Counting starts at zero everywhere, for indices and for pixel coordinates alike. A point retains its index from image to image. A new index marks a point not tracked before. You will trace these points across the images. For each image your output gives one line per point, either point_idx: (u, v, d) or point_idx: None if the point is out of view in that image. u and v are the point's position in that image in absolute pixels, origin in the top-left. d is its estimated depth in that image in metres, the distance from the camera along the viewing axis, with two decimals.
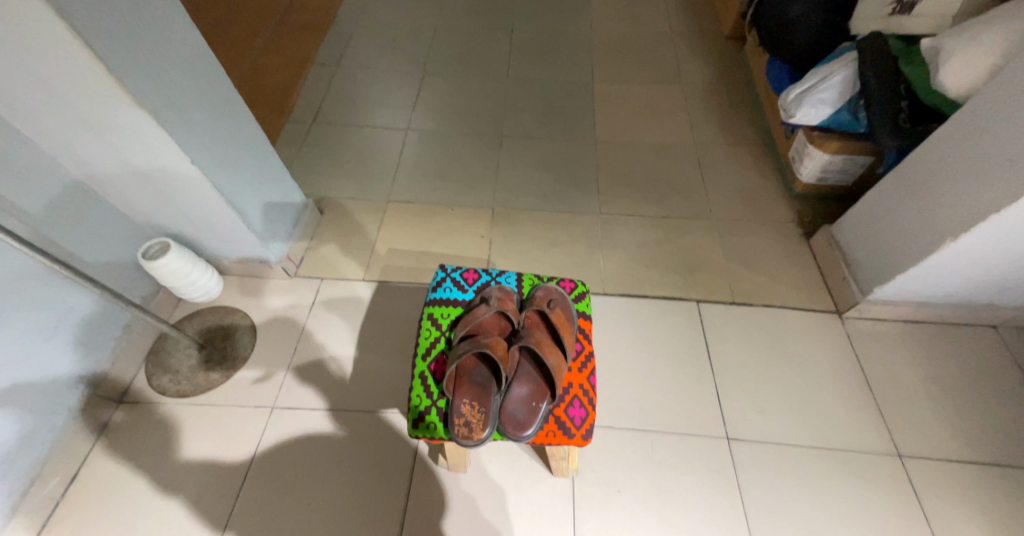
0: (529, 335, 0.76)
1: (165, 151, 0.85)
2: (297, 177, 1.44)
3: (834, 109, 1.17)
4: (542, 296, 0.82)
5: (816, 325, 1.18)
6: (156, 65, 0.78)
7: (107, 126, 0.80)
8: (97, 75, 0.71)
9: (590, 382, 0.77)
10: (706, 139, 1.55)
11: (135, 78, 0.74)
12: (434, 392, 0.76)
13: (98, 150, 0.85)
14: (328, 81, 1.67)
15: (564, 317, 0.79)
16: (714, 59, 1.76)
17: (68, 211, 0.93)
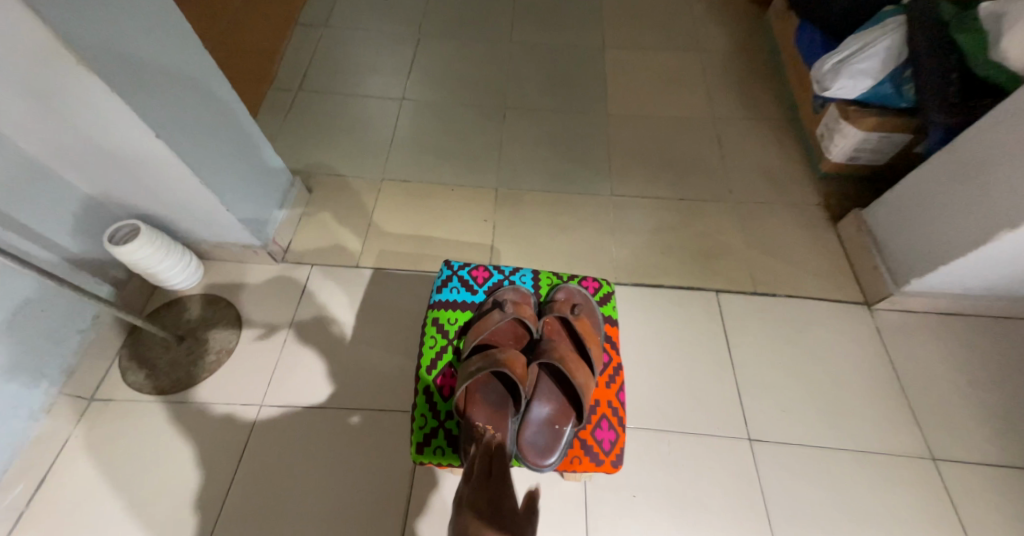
0: (551, 349, 0.75)
1: (125, 123, 0.74)
2: (285, 153, 1.32)
3: (874, 82, 1.06)
4: (563, 303, 0.81)
5: (843, 318, 1.10)
6: (109, 22, 0.66)
7: (53, 94, 0.69)
8: (34, 33, 0.59)
9: (618, 399, 0.77)
10: (725, 113, 1.43)
11: (83, 38, 0.63)
12: (440, 413, 0.76)
13: (46, 122, 0.74)
14: (315, 46, 1.54)
15: (587, 328, 0.78)
16: (734, 24, 1.63)
17: (18, 190, 0.83)
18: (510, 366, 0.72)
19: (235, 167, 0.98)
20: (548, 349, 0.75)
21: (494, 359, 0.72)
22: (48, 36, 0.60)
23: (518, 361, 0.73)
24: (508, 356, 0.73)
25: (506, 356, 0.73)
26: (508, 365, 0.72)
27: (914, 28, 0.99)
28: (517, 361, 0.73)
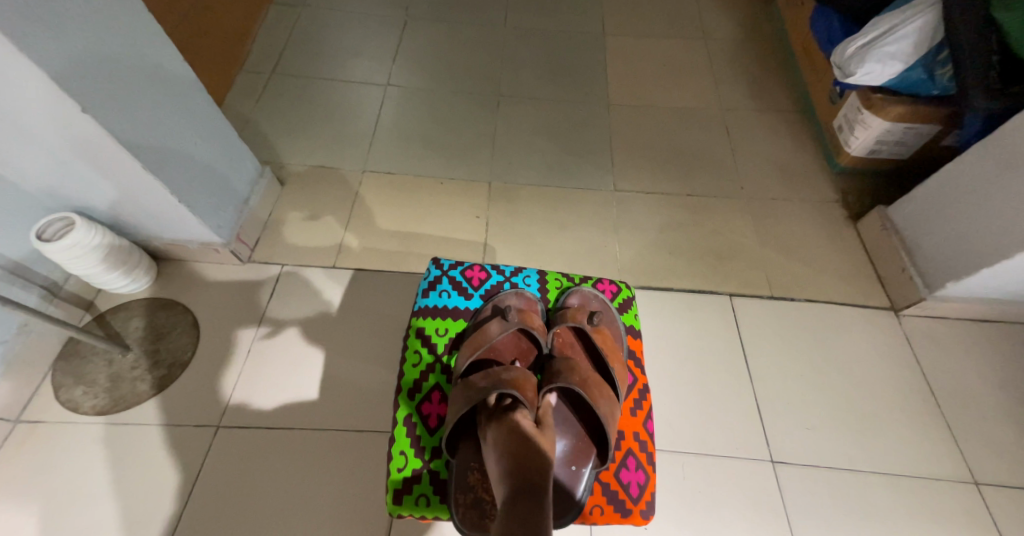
0: (570, 371, 0.67)
1: (43, 99, 0.61)
2: (254, 141, 1.20)
3: (906, 65, 0.93)
4: (577, 313, 0.73)
5: (868, 325, 1.01)
6: None
7: None
8: None
9: (646, 429, 0.69)
10: (734, 103, 1.34)
11: None
12: (425, 453, 0.66)
13: None
14: (291, 27, 1.41)
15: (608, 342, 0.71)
16: (741, 12, 1.54)
17: None
18: (521, 390, 0.63)
19: (192, 155, 0.84)
20: (567, 371, 0.67)
21: (500, 384, 0.63)
22: None
23: (530, 385, 0.65)
24: (520, 379, 0.64)
25: (517, 380, 0.64)
26: (518, 391, 0.62)
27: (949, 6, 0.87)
28: (529, 385, 0.65)
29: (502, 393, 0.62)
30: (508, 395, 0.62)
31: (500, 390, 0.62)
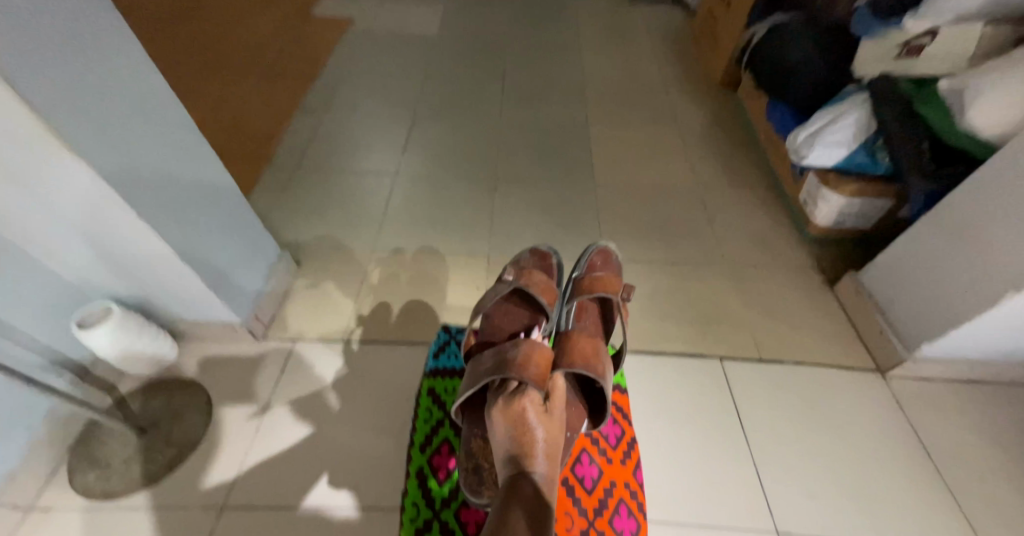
0: (583, 349, 0.77)
1: (107, 206, 0.72)
2: (274, 227, 1.31)
3: (851, 151, 1.05)
4: (593, 279, 0.87)
5: (855, 386, 1.05)
6: (94, 97, 0.65)
7: (37, 181, 0.67)
8: (26, 123, 0.59)
9: (633, 478, 0.82)
10: (709, 180, 1.48)
11: (72, 118, 0.62)
12: (436, 502, 0.76)
13: (27, 208, 0.72)
14: (313, 127, 1.59)
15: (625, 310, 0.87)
16: (710, 103, 1.72)
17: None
18: (535, 370, 0.70)
19: (218, 243, 0.93)
20: (581, 347, 0.77)
21: (516, 362, 0.70)
22: (30, 116, 0.59)
23: (546, 361, 0.72)
24: (536, 360, 0.71)
25: (534, 360, 0.71)
26: (533, 370, 0.70)
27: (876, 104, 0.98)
28: (545, 361, 0.72)
29: (517, 375, 0.69)
30: (523, 375, 0.69)
31: (516, 369, 0.70)
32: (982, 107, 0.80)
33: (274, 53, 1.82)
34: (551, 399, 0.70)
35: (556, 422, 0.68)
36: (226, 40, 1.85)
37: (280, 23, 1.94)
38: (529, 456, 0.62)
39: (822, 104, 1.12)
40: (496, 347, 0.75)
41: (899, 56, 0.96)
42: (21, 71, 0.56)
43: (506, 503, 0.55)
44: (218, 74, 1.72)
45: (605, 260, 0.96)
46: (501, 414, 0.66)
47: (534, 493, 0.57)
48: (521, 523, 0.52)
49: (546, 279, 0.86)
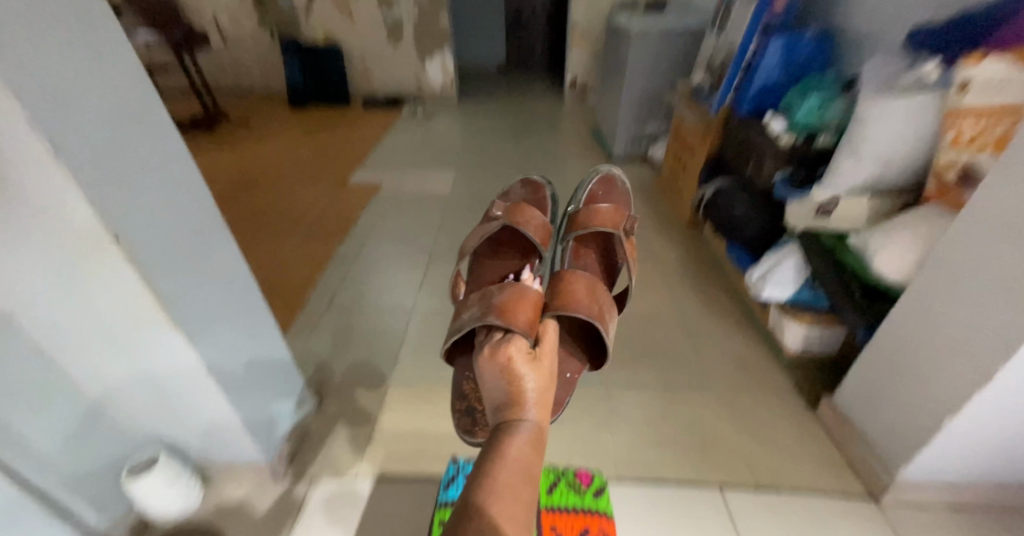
0: (574, 293, 0.88)
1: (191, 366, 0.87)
2: (304, 366, 1.46)
3: (796, 287, 1.23)
4: (583, 217, 1.08)
5: (849, 513, 1.10)
6: (196, 278, 0.80)
7: (148, 346, 0.83)
8: (147, 304, 0.75)
9: None
10: (690, 309, 1.64)
11: (181, 297, 0.77)
12: None
13: (128, 370, 0.88)
14: (343, 274, 1.81)
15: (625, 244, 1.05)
16: (685, 240, 1.97)
17: (81, 431, 0.91)
18: (524, 320, 0.79)
19: (261, 394, 1.07)
20: (573, 287, 0.89)
21: (504, 312, 0.79)
22: (148, 294, 0.73)
23: (532, 312, 0.81)
24: (523, 310, 0.80)
25: (520, 311, 0.79)
26: (521, 321, 0.78)
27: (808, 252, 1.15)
28: (533, 307, 0.82)
29: (506, 325, 0.77)
30: (511, 327, 0.77)
31: (505, 320, 0.78)
32: (881, 260, 0.97)
33: (311, 213, 2.14)
34: (540, 338, 0.79)
35: (544, 351, 0.77)
36: (286, 209, 2.16)
37: (327, 196, 2.24)
38: (522, 392, 0.70)
39: (768, 248, 1.32)
40: (488, 291, 0.84)
41: (818, 215, 1.12)
42: (154, 262, 0.71)
43: (503, 439, 0.66)
44: (266, 233, 2.01)
45: (606, 186, 1.23)
46: (492, 364, 0.73)
47: (528, 430, 0.68)
48: (517, 461, 0.64)
49: (538, 217, 1.07)
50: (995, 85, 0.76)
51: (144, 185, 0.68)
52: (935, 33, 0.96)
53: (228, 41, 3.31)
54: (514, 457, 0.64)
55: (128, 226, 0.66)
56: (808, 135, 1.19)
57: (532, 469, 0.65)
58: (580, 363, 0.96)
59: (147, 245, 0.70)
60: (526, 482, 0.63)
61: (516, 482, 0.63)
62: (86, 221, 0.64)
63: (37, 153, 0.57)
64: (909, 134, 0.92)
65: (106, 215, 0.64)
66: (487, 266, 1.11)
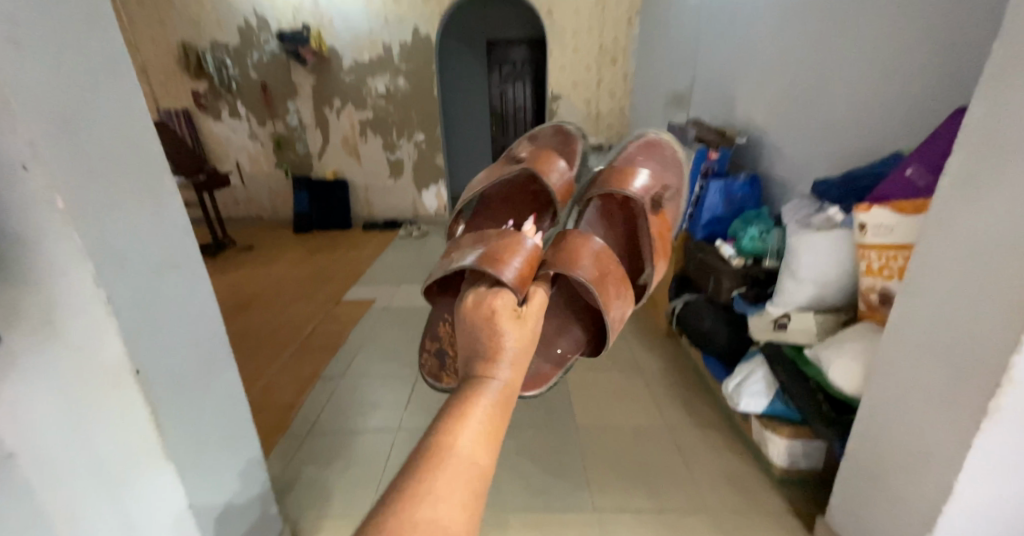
0: (582, 258, 0.70)
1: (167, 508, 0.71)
2: (282, 494, 1.39)
3: (769, 399, 1.24)
4: (613, 174, 0.87)
5: None
6: (200, 405, 0.75)
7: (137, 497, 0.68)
8: (144, 438, 0.66)
9: None
10: (677, 423, 1.63)
11: (179, 430, 0.70)
12: None
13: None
14: (330, 392, 1.81)
15: (657, 220, 0.85)
16: (665, 352, 2.01)
17: None
18: (518, 275, 0.62)
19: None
20: (581, 249, 0.71)
21: (496, 260, 0.63)
22: (154, 436, 0.67)
23: (528, 269, 0.64)
24: (520, 264, 0.63)
25: (516, 264, 0.63)
26: (513, 274, 0.62)
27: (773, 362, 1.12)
28: (530, 263, 0.65)
29: (497, 273, 0.61)
30: (502, 275, 0.61)
31: (497, 268, 0.62)
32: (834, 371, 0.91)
33: (307, 332, 2.20)
34: (538, 301, 0.63)
35: (536, 318, 0.61)
36: (281, 323, 2.26)
37: (315, 311, 2.36)
38: (496, 360, 0.55)
39: (741, 361, 1.36)
40: (489, 237, 0.68)
41: (777, 327, 1.16)
42: (161, 387, 0.67)
43: (466, 403, 0.50)
44: (260, 353, 2.05)
45: (650, 150, 0.96)
46: (469, 322, 0.58)
47: (497, 403, 0.52)
48: (476, 433, 0.47)
49: (559, 170, 0.91)
50: (883, 228, 0.84)
51: (167, 322, 0.67)
52: (835, 183, 1.13)
53: (245, 180, 3.65)
54: (474, 427, 0.48)
55: (150, 356, 0.65)
56: (755, 258, 1.36)
57: (491, 451, 0.48)
58: (574, 346, 0.81)
59: (162, 376, 0.67)
60: (483, 465, 0.47)
61: (470, 459, 0.46)
62: (114, 358, 0.61)
63: (91, 297, 0.58)
64: (832, 264, 1.04)
65: (134, 351, 0.62)
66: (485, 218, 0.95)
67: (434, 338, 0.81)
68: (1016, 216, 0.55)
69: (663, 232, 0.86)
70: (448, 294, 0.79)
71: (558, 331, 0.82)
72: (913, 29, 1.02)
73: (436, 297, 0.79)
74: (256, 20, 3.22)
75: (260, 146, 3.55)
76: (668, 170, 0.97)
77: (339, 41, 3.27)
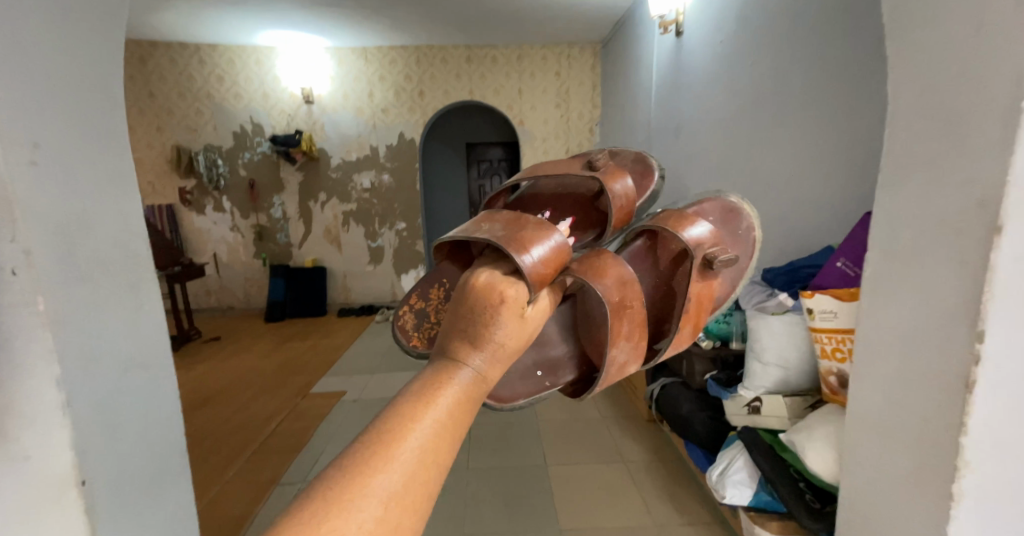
0: (603, 273, 0.49)
1: None
2: None
3: (754, 488, 1.08)
4: (674, 212, 0.64)
5: None
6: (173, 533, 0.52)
7: None
8: None
9: None
10: (666, 519, 1.40)
11: None
12: None
13: None
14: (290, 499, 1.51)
15: (707, 282, 0.59)
16: (646, 438, 1.82)
17: None
18: (541, 263, 0.41)
19: None
20: (606, 266, 0.50)
21: (519, 237, 0.42)
22: None
23: (558, 261, 0.43)
24: (548, 250, 0.42)
25: (541, 248, 0.42)
26: (534, 262, 0.41)
27: (750, 448, 1.10)
28: (563, 255, 0.44)
29: (515, 255, 0.40)
30: (522, 258, 0.40)
31: (516, 245, 0.41)
32: (808, 454, 0.89)
33: (269, 430, 1.93)
34: (550, 300, 0.43)
35: (544, 321, 0.42)
36: (240, 423, 2.00)
37: (282, 406, 2.13)
38: (470, 357, 0.37)
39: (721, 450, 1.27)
40: (524, 214, 0.46)
41: (751, 410, 1.15)
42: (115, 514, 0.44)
43: (407, 413, 0.32)
44: (214, 455, 1.77)
45: (726, 219, 0.70)
46: (456, 293, 0.39)
47: (455, 424, 0.33)
48: (405, 470, 0.30)
49: (632, 188, 0.66)
50: (829, 314, 0.90)
51: (151, 429, 0.49)
52: (779, 272, 1.23)
53: (221, 271, 3.65)
54: (406, 459, 0.30)
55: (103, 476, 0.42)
56: (723, 340, 1.42)
57: (422, 502, 0.31)
58: (559, 377, 0.55)
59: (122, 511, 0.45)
60: (398, 521, 0.29)
61: (379, 509, 0.29)
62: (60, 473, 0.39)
63: (47, 412, 0.38)
64: (794, 350, 1.10)
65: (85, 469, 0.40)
66: (511, 206, 0.70)
67: (422, 297, 0.57)
68: (927, 226, 0.44)
69: (705, 299, 0.59)
70: (459, 258, 0.52)
71: (548, 347, 0.57)
72: (835, 130, 1.15)
73: (438, 257, 0.54)
74: (251, 125, 3.44)
75: (240, 237, 3.60)
76: (748, 246, 0.68)
77: (328, 143, 3.50)
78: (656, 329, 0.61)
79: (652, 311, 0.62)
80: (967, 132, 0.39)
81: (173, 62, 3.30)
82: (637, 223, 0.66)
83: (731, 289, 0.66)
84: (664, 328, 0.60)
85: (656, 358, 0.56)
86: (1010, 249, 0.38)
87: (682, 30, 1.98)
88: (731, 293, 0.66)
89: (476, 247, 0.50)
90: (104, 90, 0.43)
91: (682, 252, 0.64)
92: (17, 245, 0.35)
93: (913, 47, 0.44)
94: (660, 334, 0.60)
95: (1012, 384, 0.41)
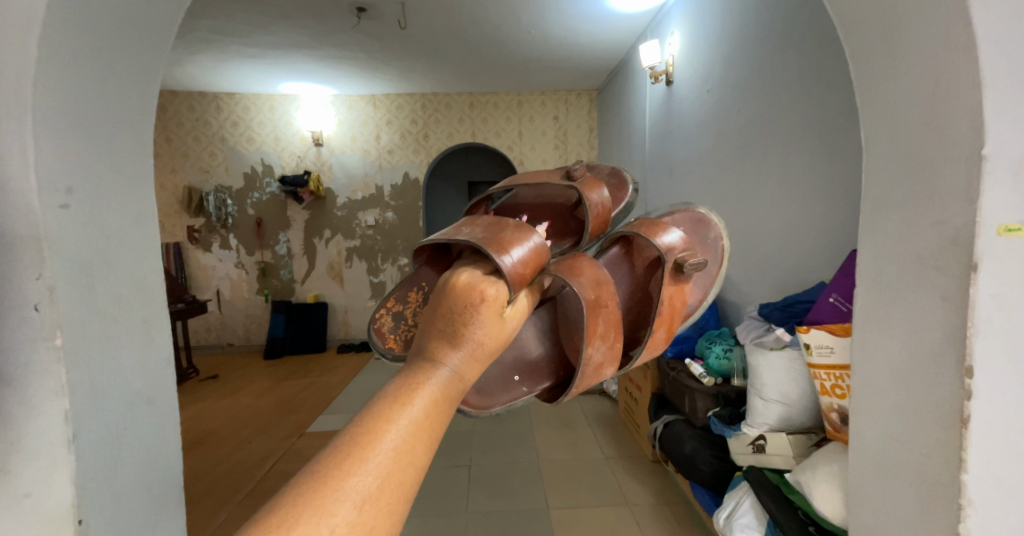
0: (579, 272, 0.51)
1: None
2: None
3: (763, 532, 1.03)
4: (648, 220, 0.65)
5: None
6: None
7: None
8: None
9: None
10: None
11: None
12: None
13: None
14: None
15: (683, 288, 0.61)
16: (652, 480, 1.76)
17: None
18: (520, 263, 0.43)
19: None
20: (582, 267, 0.51)
21: (500, 238, 0.44)
22: None
23: (539, 260, 0.45)
24: (527, 251, 0.44)
25: (521, 249, 0.44)
26: (514, 262, 0.42)
27: (756, 490, 1.06)
28: (542, 255, 0.46)
29: (495, 254, 0.42)
30: (501, 258, 0.42)
31: (496, 246, 0.43)
32: (818, 494, 0.87)
33: (264, 471, 1.90)
34: (528, 302, 0.45)
35: (523, 322, 0.43)
36: (233, 464, 1.95)
37: (276, 447, 2.09)
38: (448, 357, 0.38)
39: (727, 492, 1.22)
40: (503, 218, 0.48)
41: (756, 450, 1.14)
42: None
43: (382, 415, 0.33)
44: (206, 497, 1.73)
45: (695, 228, 0.72)
46: (436, 294, 0.40)
47: (431, 423, 0.34)
48: (380, 471, 0.31)
49: (608, 199, 0.68)
50: (826, 349, 0.91)
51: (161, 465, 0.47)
52: (775, 307, 1.24)
53: (224, 308, 3.66)
54: (381, 460, 0.31)
55: (106, 505, 0.41)
56: (724, 377, 1.43)
57: (397, 504, 0.31)
58: (536, 384, 0.56)
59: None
60: (372, 524, 0.30)
61: (353, 512, 0.29)
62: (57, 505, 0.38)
63: (53, 442, 0.38)
64: (794, 389, 1.09)
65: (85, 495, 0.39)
66: (490, 213, 0.72)
67: (400, 300, 0.56)
68: (912, 257, 0.45)
69: (677, 304, 0.60)
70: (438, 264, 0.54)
71: (527, 353, 0.58)
72: (816, 174, 1.19)
73: (415, 261, 0.56)
74: (262, 166, 3.55)
75: (244, 274, 3.64)
76: (717, 254, 0.70)
77: (335, 183, 3.59)
78: (631, 335, 0.62)
79: (629, 317, 0.63)
80: (937, 174, 0.42)
81: (190, 109, 3.43)
82: (613, 231, 0.69)
83: (703, 296, 0.68)
84: (641, 333, 0.61)
85: (630, 363, 0.57)
86: (987, 285, 0.40)
87: (672, 78, 2.06)
88: (704, 300, 0.68)
89: (457, 247, 0.51)
90: (136, 140, 0.46)
91: (655, 259, 0.66)
92: (42, 282, 0.37)
93: (881, 100, 0.47)
94: (636, 341, 0.61)
95: (1003, 418, 0.41)
